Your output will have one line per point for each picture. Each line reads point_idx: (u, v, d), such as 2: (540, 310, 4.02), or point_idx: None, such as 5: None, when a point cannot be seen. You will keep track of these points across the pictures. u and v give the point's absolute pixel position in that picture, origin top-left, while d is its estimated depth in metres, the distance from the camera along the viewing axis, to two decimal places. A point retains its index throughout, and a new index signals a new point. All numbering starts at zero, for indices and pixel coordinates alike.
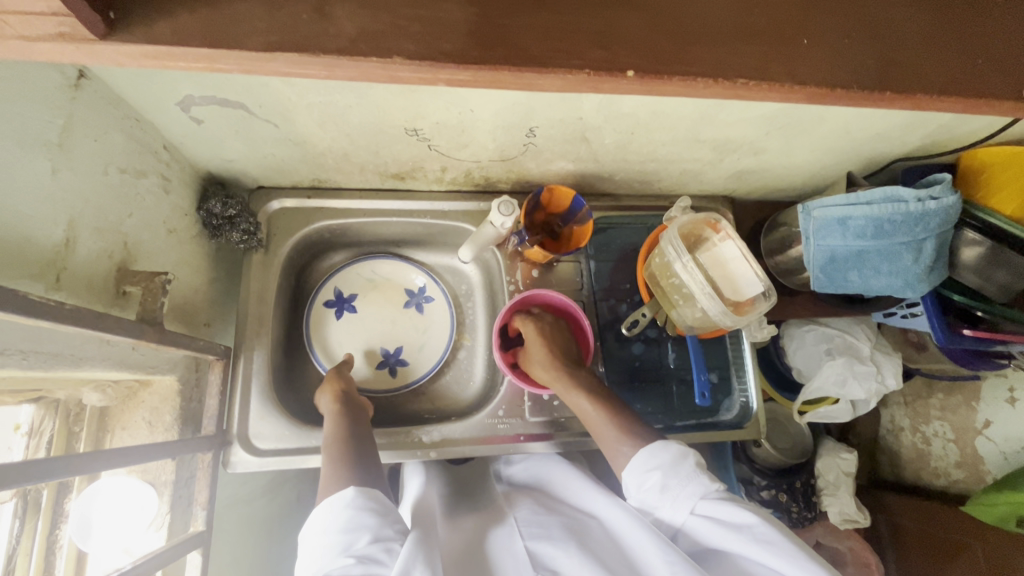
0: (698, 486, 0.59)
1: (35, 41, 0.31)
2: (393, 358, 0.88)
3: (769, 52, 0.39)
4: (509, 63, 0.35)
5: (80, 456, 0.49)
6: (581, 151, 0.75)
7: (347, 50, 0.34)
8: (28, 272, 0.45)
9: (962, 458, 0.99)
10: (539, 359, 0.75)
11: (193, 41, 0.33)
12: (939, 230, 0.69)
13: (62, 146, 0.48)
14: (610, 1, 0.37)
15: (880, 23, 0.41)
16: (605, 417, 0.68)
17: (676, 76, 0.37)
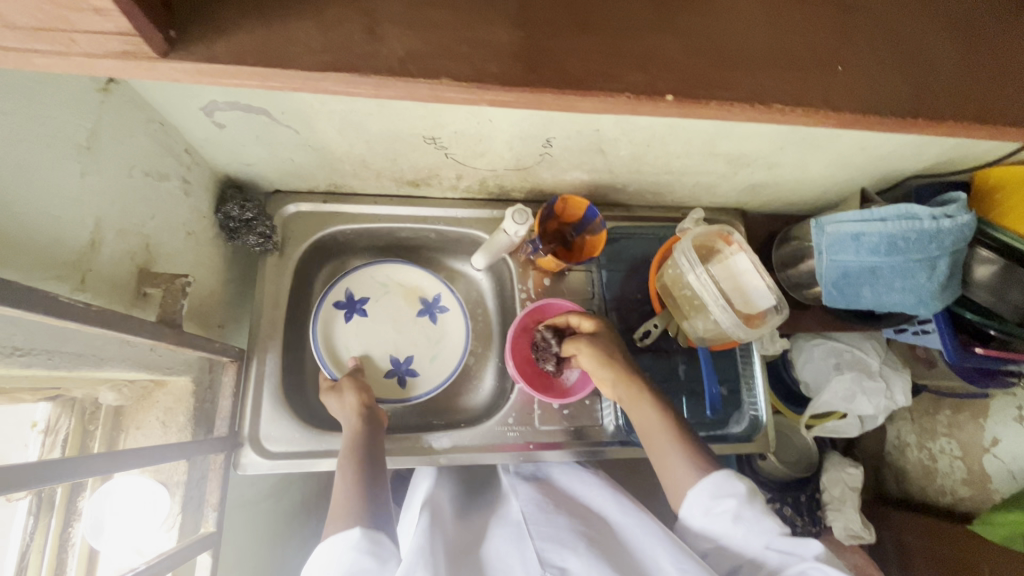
0: (771, 524, 0.59)
1: (100, 59, 0.32)
2: (403, 368, 0.85)
3: (807, 78, 0.38)
4: (550, 82, 0.35)
5: (96, 458, 0.49)
6: (597, 162, 0.75)
7: (397, 70, 0.34)
8: (55, 273, 0.45)
9: (970, 476, 0.98)
10: (597, 366, 0.71)
11: (250, 62, 0.33)
12: (955, 248, 0.68)
13: (91, 149, 0.49)
14: (649, 26, 0.37)
15: (910, 47, 0.41)
16: (671, 436, 0.65)
17: (716, 102, 0.36)
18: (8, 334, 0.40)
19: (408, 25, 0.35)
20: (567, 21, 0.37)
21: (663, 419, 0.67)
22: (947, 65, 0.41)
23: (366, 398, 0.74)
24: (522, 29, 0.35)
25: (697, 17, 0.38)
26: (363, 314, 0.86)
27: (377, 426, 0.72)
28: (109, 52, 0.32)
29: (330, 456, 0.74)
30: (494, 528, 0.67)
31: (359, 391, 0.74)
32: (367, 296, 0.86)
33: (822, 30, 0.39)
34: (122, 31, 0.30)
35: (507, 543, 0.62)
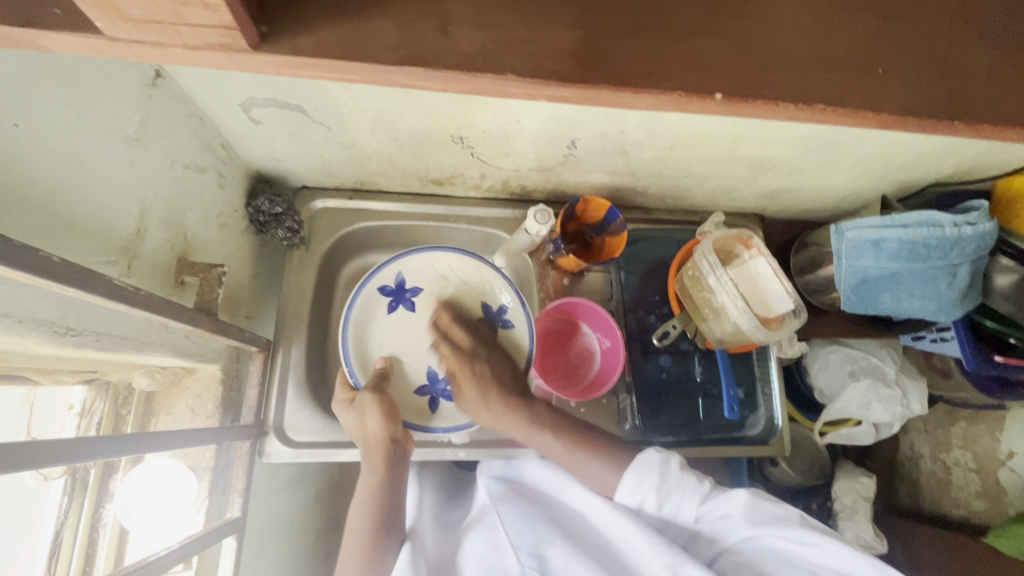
0: (692, 493, 0.64)
1: (197, 49, 0.33)
2: (440, 389, 0.81)
3: (848, 82, 0.39)
4: (605, 81, 0.36)
5: (148, 435, 0.49)
6: (619, 164, 0.77)
7: (465, 65, 0.35)
8: (105, 258, 0.47)
9: (984, 488, 0.98)
10: (488, 402, 0.75)
11: (335, 53, 0.35)
12: (975, 256, 0.70)
13: (139, 140, 0.51)
14: (695, 30, 0.38)
15: (947, 53, 0.41)
16: (574, 449, 0.71)
17: (763, 100, 0.37)
18: (63, 316, 0.42)
19: (474, 21, 0.36)
20: (617, 20, 0.37)
21: (558, 433, 0.72)
22: (980, 73, 0.42)
23: (391, 431, 0.70)
24: (567, 30, 0.37)
25: (741, 20, 0.39)
26: (411, 306, 0.82)
27: (404, 460, 0.70)
28: (207, 44, 0.33)
29: (351, 447, 0.76)
30: (472, 529, 0.71)
31: (386, 419, 0.70)
32: (421, 287, 0.82)
33: (865, 36, 0.40)
34: (225, 25, 0.32)
35: (484, 547, 0.66)
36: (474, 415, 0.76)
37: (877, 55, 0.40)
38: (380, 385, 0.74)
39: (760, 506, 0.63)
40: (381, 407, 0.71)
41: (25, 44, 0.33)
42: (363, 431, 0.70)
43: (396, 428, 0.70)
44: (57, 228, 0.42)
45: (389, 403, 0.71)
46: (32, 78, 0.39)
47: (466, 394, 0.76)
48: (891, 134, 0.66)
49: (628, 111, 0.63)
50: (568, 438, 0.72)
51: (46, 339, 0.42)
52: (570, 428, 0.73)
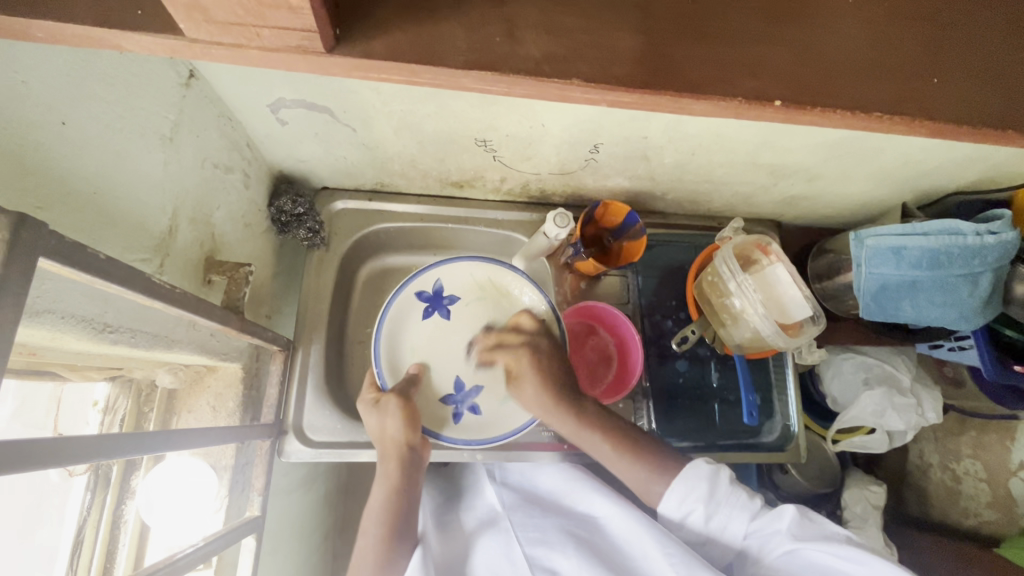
0: (742, 509, 0.63)
1: (275, 51, 0.34)
2: (464, 400, 0.77)
3: (897, 92, 0.39)
4: (669, 86, 0.36)
5: (178, 433, 0.49)
6: (640, 168, 0.77)
7: (533, 70, 0.35)
8: (141, 255, 0.47)
9: (995, 499, 0.98)
10: (545, 400, 0.72)
11: (404, 56, 0.35)
12: (996, 265, 0.69)
13: (173, 139, 0.51)
14: (750, 36, 0.38)
15: (991, 61, 0.41)
16: (630, 457, 0.68)
17: (817, 108, 0.38)
18: (101, 313, 0.43)
19: (531, 23, 0.37)
20: (666, 25, 0.38)
21: (609, 433, 0.70)
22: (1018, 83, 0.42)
23: (408, 437, 0.70)
24: (630, 35, 0.37)
25: (790, 27, 0.39)
26: (445, 314, 0.79)
27: (416, 470, 0.71)
28: (284, 45, 0.34)
29: (369, 447, 0.76)
30: (484, 534, 0.71)
31: (405, 424, 0.70)
32: (457, 296, 0.79)
33: (914, 46, 0.40)
34: (308, 27, 0.32)
35: (498, 553, 0.66)
36: (528, 407, 0.73)
37: (925, 66, 0.40)
38: (407, 391, 0.73)
39: (806, 524, 0.61)
40: (403, 411, 0.70)
41: (101, 43, 0.34)
42: (382, 433, 0.70)
43: (414, 435, 0.71)
44: (98, 224, 0.42)
45: (413, 410, 0.71)
46: (79, 75, 0.39)
47: (524, 392, 0.73)
48: (915, 143, 0.66)
49: (653, 116, 0.63)
50: (614, 438, 0.69)
51: (83, 335, 0.42)
52: (622, 431, 0.70)
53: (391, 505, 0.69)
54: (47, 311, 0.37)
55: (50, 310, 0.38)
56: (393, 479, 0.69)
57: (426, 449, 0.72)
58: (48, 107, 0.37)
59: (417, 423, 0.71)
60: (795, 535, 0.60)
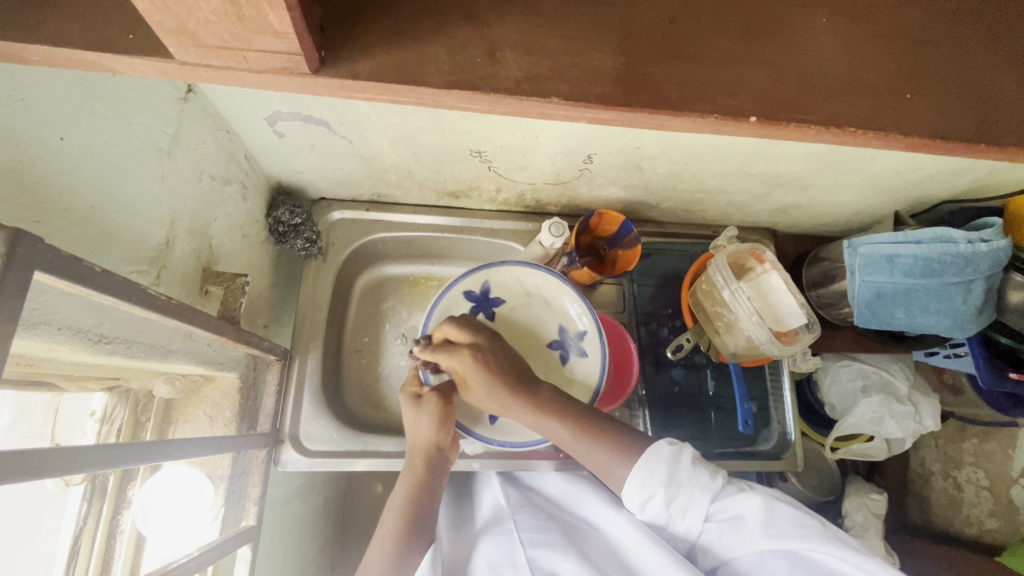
0: (704, 491, 0.58)
1: (264, 73, 0.35)
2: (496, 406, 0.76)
3: (875, 105, 0.40)
4: (644, 102, 0.37)
5: (172, 441, 0.49)
6: (634, 178, 0.78)
7: (515, 89, 0.36)
8: (138, 267, 0.48)
9: (996, 507, 0.97)
10: (492, 395, 0.66)
11: (390, 75, 0.36)
12: (989, 272, 0.69)
13: (170, 153, 0.52)
14: (731, 52, 0.39)
15: (974, 73, 0.42)
16: (585, 439, 0.64)
17: (793, 123, 0.39)
18: (97, 324, 0.43)
19: (526, 40, 0.38)
20: (657, 42, 0.38)
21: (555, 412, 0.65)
22: (1004, 95, 0.42)
23: (440, 438, 0.70)
24: (611, 54, 0.38)
25: (775, 44, 0.40)
26: (491, 317, 0.78)
27: (442, 470, 0.71)
28: (272, 68, 0.35)
29: (367, 456, 0.77)
30: (485, 534, 0.71)
31: (438, 424, 0.69)
32: (503, 300, 0.78)
33: (892, 59, 0.41)
34: (292, 51, 0.33)
35: (500, 553, 0.66)
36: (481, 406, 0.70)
37: (910, 79, 0.41)
38: (451, 393, 0.71)
39: (773, 510, 0.57)
40: (438, 411, 0.69)
41: (97, 66, 0.35)
42: (413, 430, 0.70)
43: (446, 437, 0.70)
44: (94, 237, 0.43)
45: (449, 412, 0.70)
46: (78, 92, 0.40)
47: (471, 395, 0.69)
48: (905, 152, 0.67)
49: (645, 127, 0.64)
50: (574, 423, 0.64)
51: (80, 347, 0.43)
52: (579, 413, 0.65)
53: (411, 501, 0.68)
54: (44, 323, 0.38)
55: (48, 321, 0.38)
56: (420, 475, 0.69)
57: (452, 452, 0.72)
58: (46, 127, 0.37)
59: (450, 427, 0.70)
60: (767, 528, 0.55)
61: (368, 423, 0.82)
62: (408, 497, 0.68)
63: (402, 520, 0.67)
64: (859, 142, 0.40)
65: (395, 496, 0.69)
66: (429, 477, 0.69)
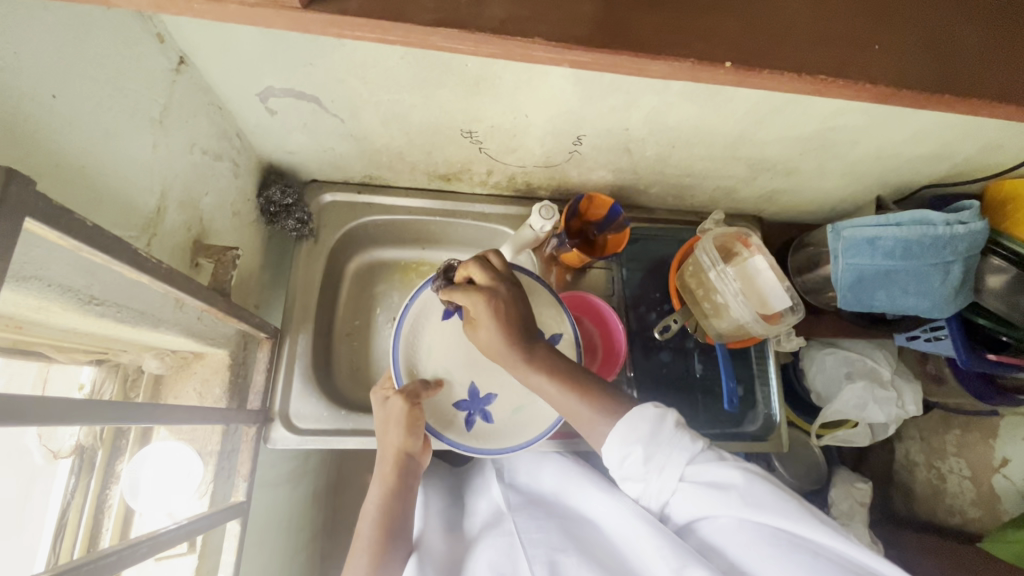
0: (683, 453, 0.58)
1: (253, 7, 0.35)
2: (480, 407, 0.75)
3: (846, 58, 0.41)
4: (623, 47, 0.38)
5: (161, 405, 0.49)
6: (623, 161, 0.79)
7: (498, 30, 0.37)
8: (130, 231, 0.49)
9: (978, 496, 0.99)
10: (499, 348, 0.65)
11: (374, 16, 0.37)
12: (966, 254, 0.71)
13: (162, 122, 0.53)
14: (710, 4, 0.40)
15: (944, 39, 0.43)
16: (576, 399, 0.64)
17: (766, 70, 0.39)
18: (88, 284, 0.44)
19: None
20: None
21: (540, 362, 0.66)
22: (981, 61, 0.43)
23: (407, 444, 0.70)
24: (590, 1, 0.39)
25: None
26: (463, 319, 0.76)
27: (415, 476, 0.72)
28: (261, 1, 0.35)
29: (357, 435, 0.77)
30: (485, 536, 0.71)
31: (405, 432, 0.69)
32: None
33: (862, 18, 0.42)
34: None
35: (500, 554, 0.65)
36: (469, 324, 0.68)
37: (879, 34, 0.42)
38: (418, 393, 0.71)
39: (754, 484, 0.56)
40: (406, 421, 0.69)
41: None
42: (386, 440, 0.70)
43: (415, 445, 0.71)
44: (86, 194, 0.43)
45: (416, 416, 0.70)
46: (70, 37, 0.40)
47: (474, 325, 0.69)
48: (887, 133, 0.68)
49: (634, 107, 0.65)
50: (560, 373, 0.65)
51: (70, 306, 0.43)
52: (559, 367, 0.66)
53: (386, 512, 0.68)
54: (33, 276, 0.38)
55: (37, 276, 0.38)
56: (395, 481, 0.70)
57: (425, 453, 0.73)
58: (39, 79, 0.38)
59: (419, 432, 0.70)
60: (746, 496, 0.54)
61: (359, 404, 0.83)
62: (382, 512, 0.68)
63: (377, 538, 0.67)
64: (831, 93, 0.41)
65: (365, 514, 0.69)
66: (401, 485, 0.70)
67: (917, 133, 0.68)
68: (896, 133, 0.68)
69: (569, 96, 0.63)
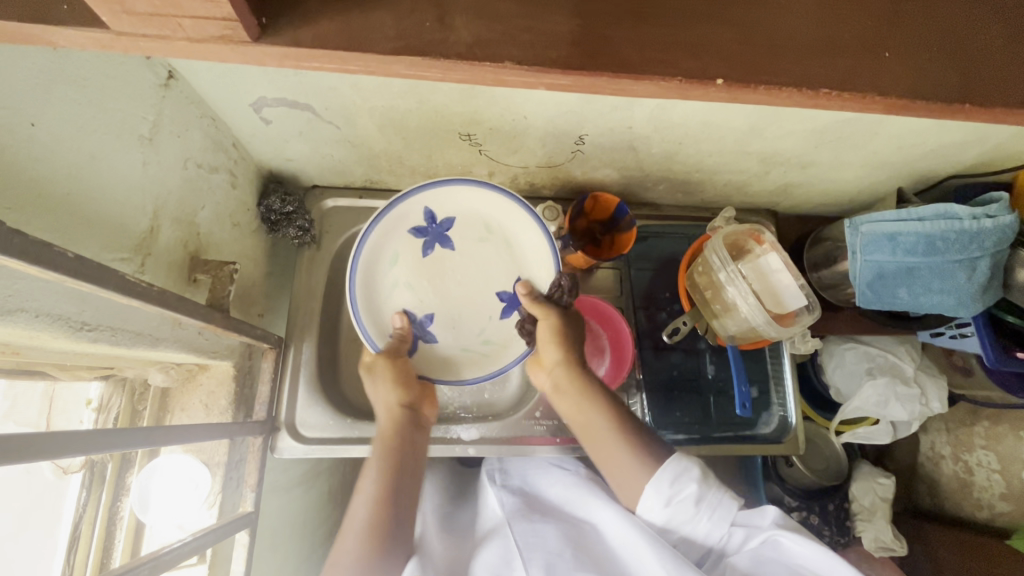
0: (728, 506, 0.63)
1: (199, 42, 0.35)
2: (434, 232, 0.74)
3: (851, 66, 0.39)
4: (604, 68, 0.36)
5: (158, 428, 0.49)
6: (628, 159, 0.76)
7: (466, 55, 0.35)
8: (121, 253, 0.48)
9: (1008, 490, 0.94)
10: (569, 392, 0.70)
11: (334, 45, 0.35)
12: (995, 249, 0.67)
13: (152, 141, 0.52)
14: (703, 12, 0.38)
15: (959, 37, 0.40)
16: (621, 446, 0.65)
17: (762, 85, 0.37)
18: (78, 311, 0.43)
19: (479, 16, 0.36)
20: (621, 8, 0.37)
21: (581, 393, 0.69)
22: (998, 56, 0.40)
23: (402, 398, 0.71)
24: (567, 18, 0.37)
25: (746, 5, 0.38)
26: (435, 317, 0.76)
27: (416, 427, 0.71)
28: (212, 36, 0.34)
29: (362, 442, 0.77)
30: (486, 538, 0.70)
31: (397, 386, 0.70)
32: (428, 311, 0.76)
33: (869, 20, 0.39)
34: (227, 17, 0.33)
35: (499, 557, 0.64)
36: (541, 387, 0.75)
37: (884, 36, 0.39)
38: (399, 348, 0.72)
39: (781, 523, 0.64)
40: (393, 373, 0.71)
41: (39, 42, 0.35)
42: (377, 397, 0.71)
43: (410, 396, 0.71)
44: (74, 225, 0.43)
45: (402, 369, 0.71)
46: (44, 70, 0.40)
47: (540, 376, 0.75)
48: (905, 124, 0.64)
49: (635, 105, 0.62)
50: (603, 408, 0.68)
51: (61, 334, 0.43)
52: (615, 412, 0.68)
53: (389, 469, 0.67)
54: (20, 309, 0.38)
55: (24, 308, 0.38)
56: (395, 440, 0.69)
57: (425, 405, 0.73)
58: (15, 110, 0.37)
59: (411, 384, 0.72)
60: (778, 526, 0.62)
61: (366, 410, 0.82)
62: (384, 462, 0.67)
63: (381, 492, 0.65)
64: (834, 105, 0.38)
65: (365, 471, 0.67)
66: (400, 439, 0.69)
67: (939, 124, 0.64)
68: (914, 124, 0.64)
69: (566, 97, 0.61)
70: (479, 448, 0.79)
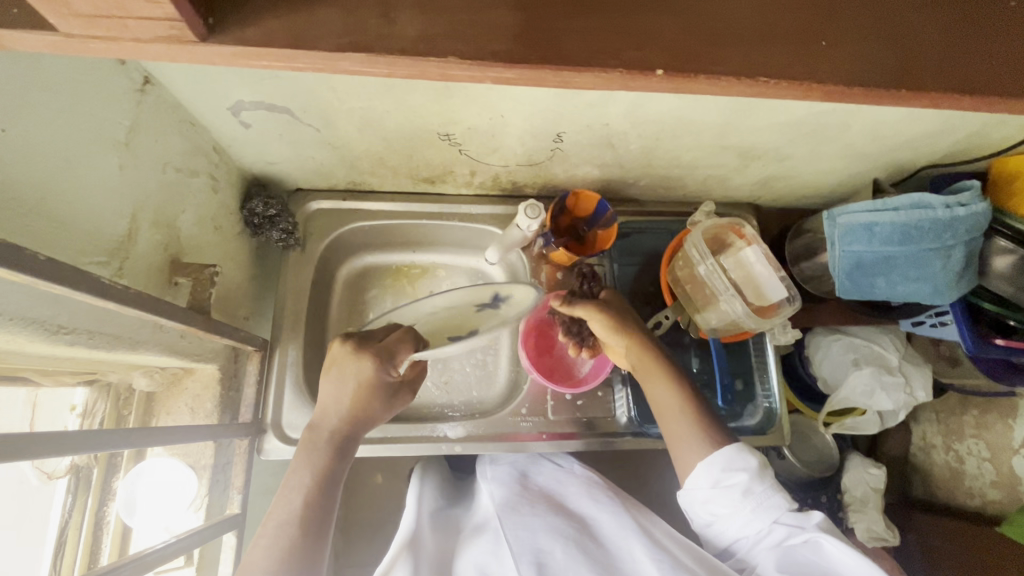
0: (774, 501, 0.62)
1: (149, 43, 0.35)
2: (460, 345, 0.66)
3: (794, 54, 0.40)
4: (551, 60, 0.37)
5: (137, 429, 0.48)
6: (607, 156, 0.77)
7: (413, 49, 0.36)
8: (98, 257, 0.49)
9: (998, 478, 0.95)
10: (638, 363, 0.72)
11: (279, 43, 0.36)
12: (968, 237, 0.68)
13: (128, 145, 0.52)
14: (648, 3, 0.39)
15: (900, 26, 0.41)
16: (681, 416, 0.67)
17: (704, 75, 0.38)
18: (53, 315, 0.44)
19: (427, 12, 0.37)
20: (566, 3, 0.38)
21: (643, 364, 0.71)
22: (941, 45, 0.41)
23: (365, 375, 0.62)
24: (511, 12, 0.38)
25: None
26: None
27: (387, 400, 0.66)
28: (157, 36, 0.35)
29: None
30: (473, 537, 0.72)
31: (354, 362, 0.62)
32: None
33: (810, 10, 0.40)
34: (169, 17, 0.33)
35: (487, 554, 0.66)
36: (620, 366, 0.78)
37: (822, 26, 0.40)
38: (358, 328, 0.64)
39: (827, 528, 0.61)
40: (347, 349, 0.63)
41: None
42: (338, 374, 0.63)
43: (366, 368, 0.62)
44: (47, 228, 0.43)
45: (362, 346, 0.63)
46: (16, 75, 0.40)
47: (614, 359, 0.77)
48: (875, 115, 0.65)
49: (610, 101, 0.63)
50: (665, 381, 0.69)
51: (37, 337, 0.44)
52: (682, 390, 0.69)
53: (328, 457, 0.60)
54: None
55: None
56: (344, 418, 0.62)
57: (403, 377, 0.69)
58: None
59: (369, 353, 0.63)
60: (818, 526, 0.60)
61: None
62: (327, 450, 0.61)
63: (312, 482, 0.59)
64: (778, 92, 0.40)
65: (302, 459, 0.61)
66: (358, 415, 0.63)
67: (909, 114, 0.65)
68: (885, 114, 0.65)
69: (540, 95, 0.62)
70: (464, 445, 0.80)
